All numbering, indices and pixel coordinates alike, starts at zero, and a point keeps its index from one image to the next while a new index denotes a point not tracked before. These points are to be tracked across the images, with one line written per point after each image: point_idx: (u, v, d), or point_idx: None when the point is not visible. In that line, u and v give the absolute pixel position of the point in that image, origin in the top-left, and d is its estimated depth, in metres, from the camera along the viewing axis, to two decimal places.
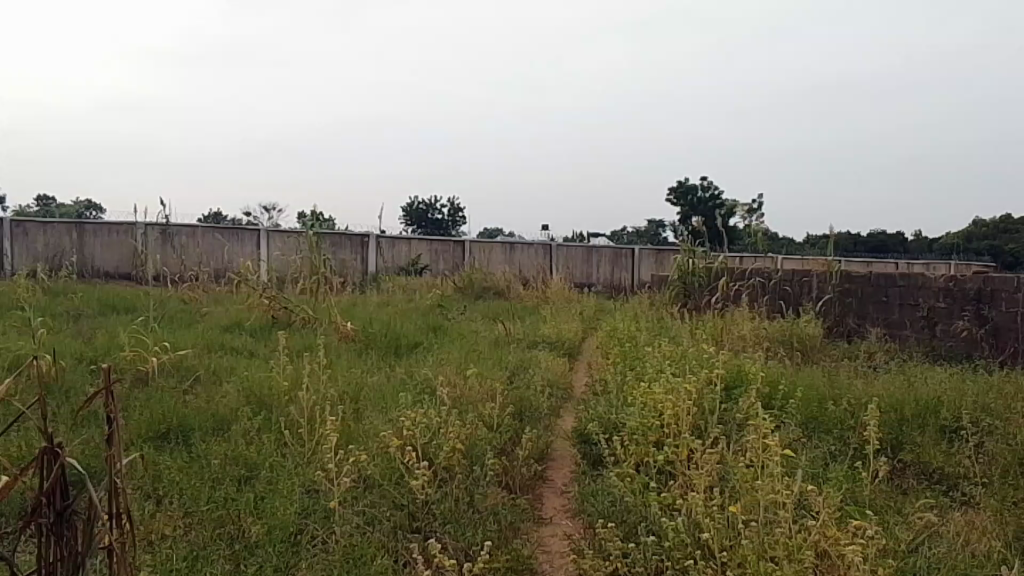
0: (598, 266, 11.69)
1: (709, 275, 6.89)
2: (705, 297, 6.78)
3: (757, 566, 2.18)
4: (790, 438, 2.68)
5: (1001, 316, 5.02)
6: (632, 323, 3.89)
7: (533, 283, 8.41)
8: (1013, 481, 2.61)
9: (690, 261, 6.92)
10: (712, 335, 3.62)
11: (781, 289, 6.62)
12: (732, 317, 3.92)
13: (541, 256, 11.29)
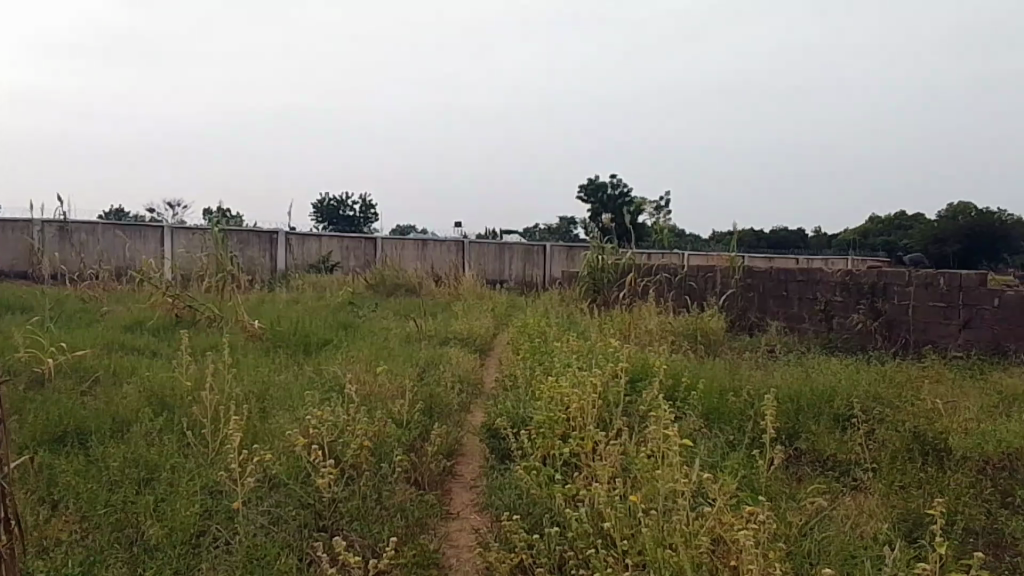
0: (510, 263, 11.67)
1: (617, 271, 7.03)
2: (613, 293, 6.93)
3: (656, 554, 2.24)
4: (689, 429, 2.76)
5: (894, 308, 5.27)
6: (541, 318, 3.94)
7: (444, 279, 8.36)
8: (899, 465, 2.75)
9: (600, 257, 7.04)
10: (619, 329, 3.71)
11: (687, 284, 6.84)
12: (639, 312, 4.02)
13: (453, 253, 11.23)
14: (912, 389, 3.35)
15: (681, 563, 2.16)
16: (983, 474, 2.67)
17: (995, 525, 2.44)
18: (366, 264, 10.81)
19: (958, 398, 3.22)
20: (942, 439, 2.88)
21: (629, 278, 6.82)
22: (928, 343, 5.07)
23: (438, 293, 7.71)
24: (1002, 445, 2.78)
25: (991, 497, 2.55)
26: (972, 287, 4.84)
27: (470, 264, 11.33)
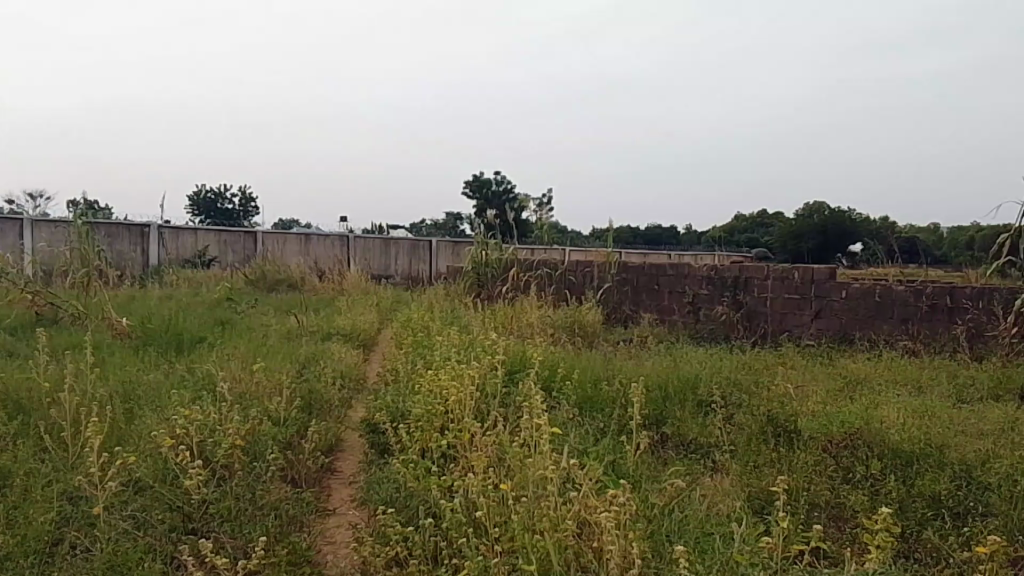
0: (396, 259, 11.80)
1: (500, 266, 7.10)
2: (497, 287, 7.02)
3: (526, 541, 2.33)
4: (561, 418, 2.88)
5: (754, 300, 5.64)
6: (426, 313, 3.97)
7: (329, 273, 8.32)
8: (755, 446, 2.96)
9: (484, 253, 7.13)
10: (501, 322, 3.81)
11: (567, 279, 6.95)
12: (521, 306, 4.10)
13: (337, 248, 11.24)
14: (771, 375, 3.60)
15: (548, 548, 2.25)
16: (828, 452, 2.91)
17: (837, 499, 2.66)
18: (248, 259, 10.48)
19: (810, 382, 3.49)
20: (794, 421, 3.12)
21: (511, 272, 6.84)
22: (784, 333, 5.49)
23: (322, 288, 7.62)
24: (844, 426, 3.04)
25: (834, 473, 2.79)
26: (822, 280, 5.34)
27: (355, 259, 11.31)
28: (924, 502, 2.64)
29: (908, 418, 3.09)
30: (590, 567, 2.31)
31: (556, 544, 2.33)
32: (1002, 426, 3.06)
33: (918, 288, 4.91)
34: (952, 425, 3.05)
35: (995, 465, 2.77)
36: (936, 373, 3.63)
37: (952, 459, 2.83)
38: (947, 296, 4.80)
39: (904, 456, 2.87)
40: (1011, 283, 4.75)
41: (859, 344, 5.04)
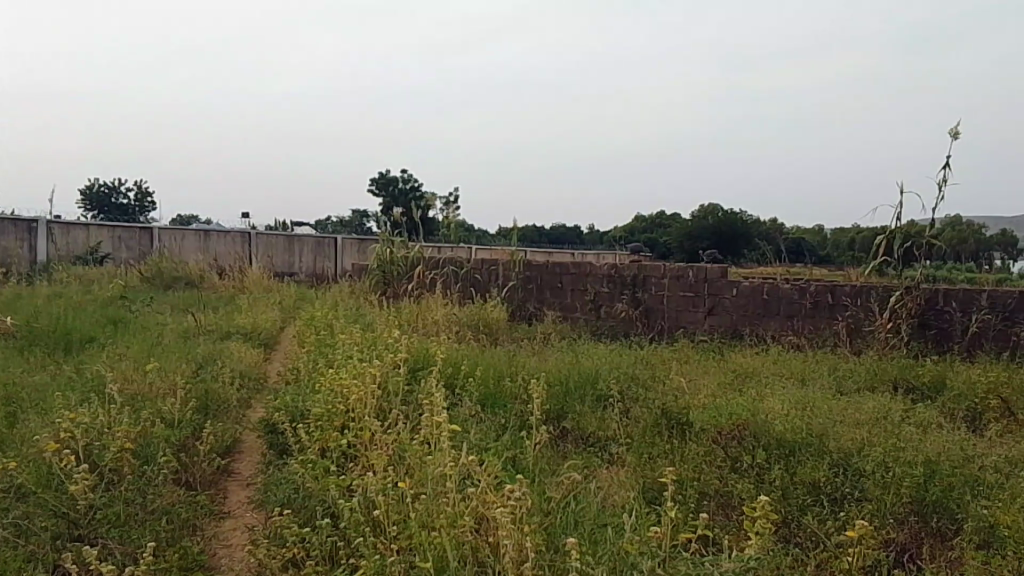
0: (301, 254, 11.67)
1: (406, 263, 7.05)
2: (403, 284, 6.98)
3: (424, 539, 2.37)
4: (462, 415, 2.93)
5: (651, 298, 5.85)
6: (330, 310, 3.95)
7: (230, 270, 8.09)
8: (649, 439, 3.09)
9: (389, 250, 7.08)
10: (407, 320, 3.83)
11: (473, 277, 6.97)
12: (428, 303, 4.12)
13: (239, 244, 10.93)
14: (666, 369, 3.75)
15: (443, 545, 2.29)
16: (718, 443, 3.05)
17: (725, 488, 2.80)
18: (143, 256, 10.02)
19: (702, 376, 3.66)
20: (686, 414, 3.26)
21: (416, 270, 6.83)
22: (679, 329, 5.72)
23: (221, 288, 7.40)
24: (732, 418, 3.19)
25: (723, 463, 2.93)
26: (715, 278, 5.57)
27: (256, 256, 11.02)
28: (805, 489, 2.81)
29: (791, 410, 3.27)
30: (486, 561, 2.36)
31: (453, 540, 2.37)
32: (876, 415, 3.28)
33: (802, 286, 5.17)
34: (832, 415, 3.25)
35: (869, 452, 2.97)
36: (818, 366, 3.86)
37: (830, 448, 3.01)
38: (828, 294, 5.08)
39: (787, 446, 3.05)
40: (887, 280, 5.01)
41: (748, 339, 5.33)
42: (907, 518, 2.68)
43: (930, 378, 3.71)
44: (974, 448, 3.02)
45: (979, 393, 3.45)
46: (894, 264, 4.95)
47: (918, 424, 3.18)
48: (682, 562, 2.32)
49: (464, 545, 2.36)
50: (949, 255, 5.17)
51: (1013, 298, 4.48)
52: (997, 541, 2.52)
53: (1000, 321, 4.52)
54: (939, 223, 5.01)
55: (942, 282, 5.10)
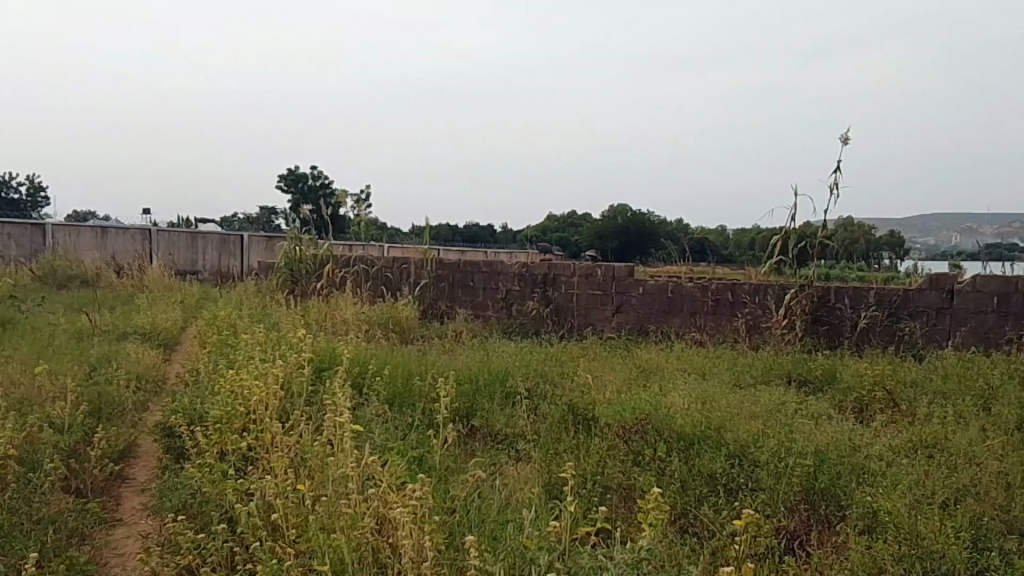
0: (205, 253, 11.02)
1: (315, 262, 6.96)
2: (311, 283, 6.85)
3: (323, 542, 2.35)
4: (368, 415, 2.93)
5: (561, 296, 5.95)
6: (233, 310, 3.86)
7: (126, 270, 7.78)
8: (556, 434, 3.14)
9: (297, 248, 6.95)
10: (315, 318, 3.79)
11: (383, 276, 6.85)
12: (337, 302, 4.09)
13: (139, 242, 10.38)
14: (573, 366, 3.83)
15: (342, 547, 2.28)
16: (621, 438, 3.13)
17: (628, 481, 2.88)
18: (34, 254, 9.63)
19: (608, 371, 3.74)
20: (592, 410, 3.33)
21: (325, 268, 6.76)
22: (588, 326, 5.83)
23: (118, 284, 7.17)
24: (636, 413, 3.27)
25: (625, 457, 3.01)
26: (622, 277, 5.70)
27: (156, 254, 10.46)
28: (703, 480, 2.91)
29: (691, 404, 3.37)
30: (387, 562, 2.36)
31: (353, 542, 2.36)
32: (772, 407, 3.41)
33: (704, 285, 5.37)
34: (730, 408, 3.37)
35: (763, 443, 3.09)
36: (718, 362, 3.99)
37: (727, 440, 3.12)
38: (728, 291, 5.27)
39: (688, 438, 3.14)
40: (784, 278, 5.28)
41: (653, 335, 5.47)
42: (797, 506, 2.81)
43: (822, 371, 3.90)
44: (861, 437, 3.19)
45: (866, 384, 3.64)
46: (790, 264, 5.25)
47: (811, 416, 3.33)
48: (580, 556, 2.38)
49: (365, 545, 2.35)
50: (842, 254, 5.45)
51: (898, 296, 4.78)
52: (879, 526, 2.66)
53: (886, 317, 4.80)
54: (832, 223, 5.29)
55: (835, 280, 5.23)
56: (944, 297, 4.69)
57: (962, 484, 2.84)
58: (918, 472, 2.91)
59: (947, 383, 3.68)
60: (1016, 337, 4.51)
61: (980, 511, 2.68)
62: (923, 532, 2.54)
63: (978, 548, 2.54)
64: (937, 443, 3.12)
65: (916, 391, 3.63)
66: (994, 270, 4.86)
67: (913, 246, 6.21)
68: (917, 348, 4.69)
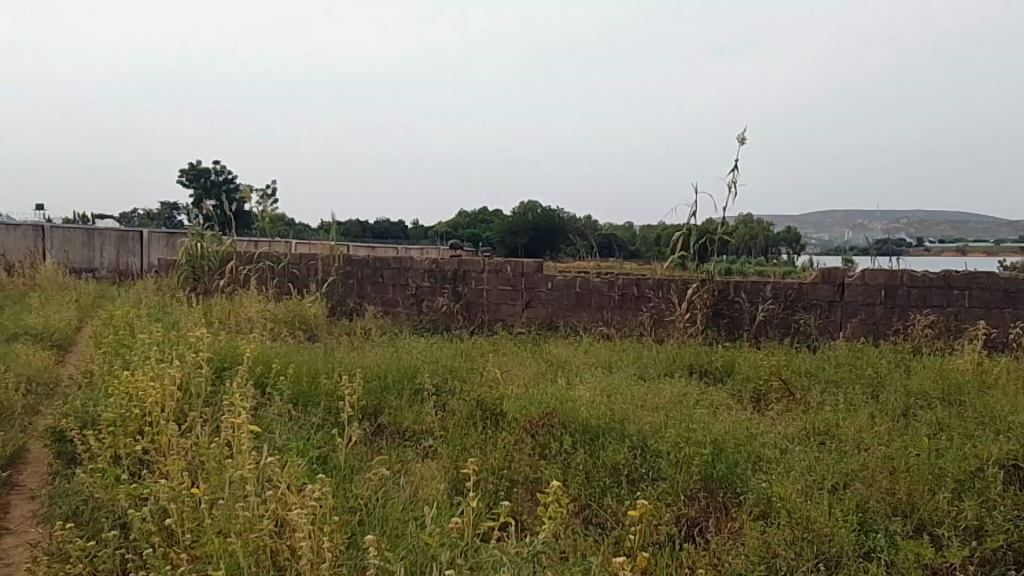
0: (101, 248, 10.48)
1: (217, 259, 6.78)
2: (215, 280, 6.70)
3: (218, 547, 2.31)
4: (269, 416, 2.94)
5: (471, 292, 5.99)
6: (130, 310, 3.78)
7: (19, 267, 7.42)
8: (464, 429, 3.17)
9: (199, 245, 6.75)
10: (217, 317, 3.75)
11: (289, 273, 6.81)
12: (241, 300, 4.07)
13: (29, 239, 9.74)
14: (482, 361, 3.87)
15: (237, 551, 2.24)
16: (528, 432, 3.17)
17: (535, 474, 2.94)
18: None
19: (517, 366, 3.79)
20: (500, 405, 3.36)
21: (228, 266, 6.60)
22: (498, 321, 5.89)
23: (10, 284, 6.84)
24: (542, 407, 3.32)
25: (532, 451, 3.06)
26: (530, 272, 5.75)
27: (48, 252, 9.88)
28: (606, 471, 2.98)
29: (596, 396, 3.45)
30: (286, 564, 2.34)
31: (249, 545, 2.32)
32: (674, 398, 3.51)
33: (611, 280, 5.49)
34: (634, 400, 3.45)
35: (665, 434, 3.18)
36: (624, 354, 4.09)
37: (631, 431, 3.21)
38: (633, 287, 5.40)
39: (592, 431, 3.21)
40: (687, 273, 5.38)
41: (563, 330, 5.59)
42: (697, 494, 2.90)
43: (721, 362, 4.05)
44: (758, 425, 3.31)
45: (762, 374, 3.79)
46: (691, 259, 5.38)
47: (710, 406, 3.44)
48: (482, 551, 2.40)
49: (261, 547, 2.32)
50: (741, 251, 5.64)
51: (793, 289, 5.02)
52: (773, 512, 2.77)
53: (782, 310, 5.03)
54: (732, 222, 5.49)
55: (734, 275, 5.56)
56: (836, 290, 4.95)
57: (850, 469, 2.97)
58: (810, 459, 3.03)
59: (839, 372, 3.88)
60: (901, 327, 4.80)
61: (867, 495, 2.80)
62: (813, 516, 2.65)
63: (865, 531, 2.67)
64: (828, 430, 3.26)
65: (810, 380, 3.81)
66: (881, 264, 5.12)
67: (808, 242, 6.54)
68: (811, 339, 4.95)
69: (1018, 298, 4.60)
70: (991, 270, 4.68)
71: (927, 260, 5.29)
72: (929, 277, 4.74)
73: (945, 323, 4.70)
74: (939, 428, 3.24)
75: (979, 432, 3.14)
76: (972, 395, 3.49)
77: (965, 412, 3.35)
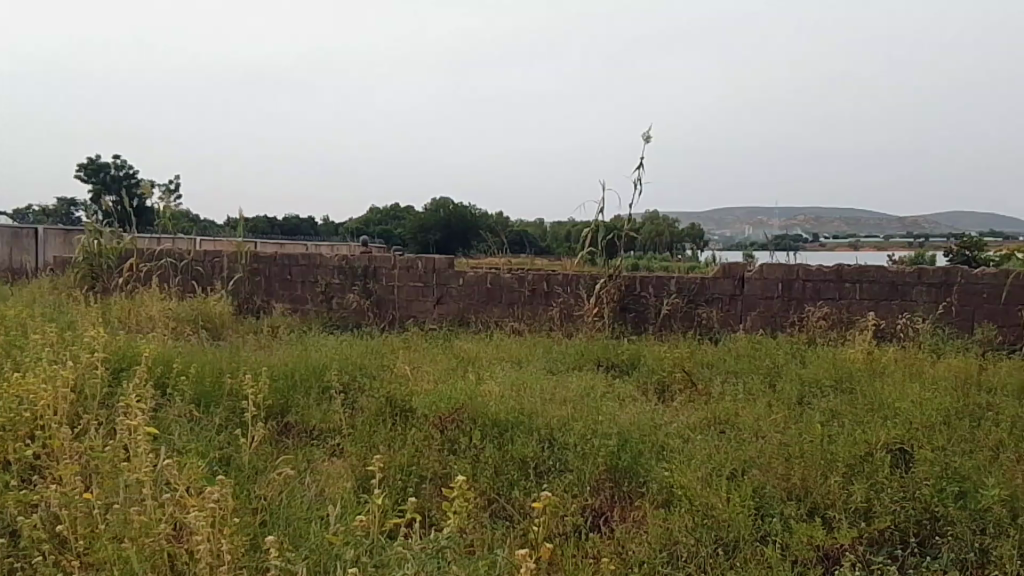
0: None
1: (117, 256, 6.57)
2: (114, 279, 6.49)
3: (112, 554, 2.24)
4: (170, 419, 2.91)
5: (382, 289, 6.00)
6: (21, 309, 3.66)
7: None
8: (372, 428, 3.18)
9: (97, 241, 6.47)
10: (117, 318, 3.69)
11: (194, 270, 6.60)
12: (143, 299, 4.03)
13: None
14: (393, 358, 3.90)
15: (130, 557, 2.18)
16: (438, 427, 3.19)
17: (444, 470, 2.95)
18: None
19: (427, 363, 3.82)
20: (409, 401, 3.38)
21: (128, 263, 6.44)
22: (409, 317, 5.94)
23: None
24: (451, 402, 3.34)
25: (441, 446, 3.08)
26: (442, 269, 5.81)
27: None
28: (515, 465, 3.02)
29: (505, 391, 3.50)
30: (184, 568, 2.30)
31: (144, 551, 2.26)
32: (581, 392, 3.59)
33: (521, 275, 5.60)
34: (543, 394, 3.53)
35: (572, 426, 3.24)
36: (534, 349, 4.18)
37: (539, 425, 3.27)
38: (544, 282, 5.53)
39: (502, 425, 3.25)
40: (595, 269, 5.50)
41: (473, 326, 5.67)
42: (602, 484, 2.97)
43: (628, 355, 4.18)
44: (662, 416, 3.42)
45: (666, 366, 3.92)
46: (599, 254, 5.53)
47: (616, 398, 3.54)
48: (389, 548, 2.39)
49: (157, 552, 2.26)
50: (647, 246, 5.84)
51: (695, 284, 5.25)
52: (675, 499, 2.85)
53: (685, 304, 5.26)
54: (639, 219, 5.69)
55: (641, 270, 5.74)
56: (736, 284, 5.19)
57: (748, 456, 3.08)
58: (711, 447, 3.14)
59: (739, 362, 4.05)
60: (797, 320, 5.07)
61: (764, 481, 2.92)
62: (712, 503, 2.74)
63: (762, 515, 2.77)
64: (728, 419, 3.39)
65: (712, 371, 3.96)
66: (778, 259, 5.37)
67: (712, 238, 6.76)
68: (713, 332, 5.19)
69: (905, 291, 4.89)
70: (880, 265, 4.97)
71: (823, 255, 5.55)
72: (823, 272, 5.00)
73: (838, 315, 5.00)
74: (832, 415, 3.41)
75: (869, 418, 3.31)
76: (861, 382, 3.69)
77: (855, 399, 3.54)
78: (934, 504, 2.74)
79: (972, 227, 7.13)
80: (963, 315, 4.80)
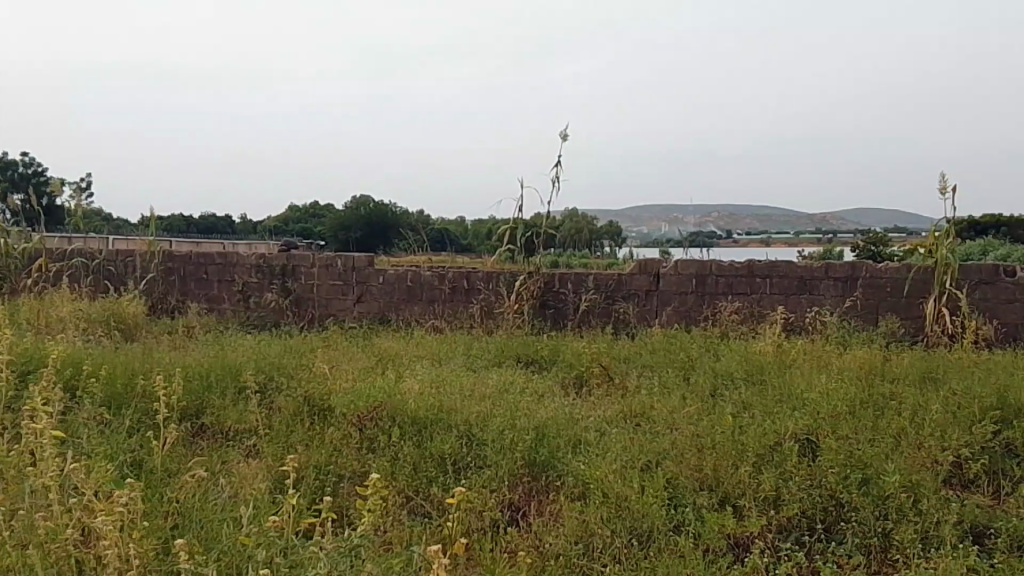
0: None
1: (24, 255, 6.41)
2: (22, 279, 6.34)
3: (15, 561, 2.19)
4: (79, 422, 2.86)
5: (301, 287, 5.98)
6: None
7: None
8: (288, 428, 3.17)
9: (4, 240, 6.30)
10: (24, 320, 3.60)
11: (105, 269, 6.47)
12: (52, 301, 3.95)
13: None
14: (312, 358, 3.89)
15: (35, 562, 2.13)
16: (355, 426, 3.21)
17: (361, 468, 2.96)
18: None
19: (347, 361, 3.83)
20: (327, 401, 3.38)
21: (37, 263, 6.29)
22: (328, 316, 5.92)
23: None
24: (370, 401, 3.35)
25: (359, 445, 3.10)
26: (362, 267, 5.80)
27: None
28: (432, 461, 3.04)
29: (425, 389, 3.54)
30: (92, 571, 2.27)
31: (50, 556, 2.21)
32: (499, 388, 3.65)
33: (441, 273, 5.62)
34: (462, 391, 3.57)
35: (490, 423, 3.29)
36: (453, 346, 4.23)
37: (457, 421, 3.30)
38: (464, 279, 5.57)
39: (420, 422, 3.28)
40: (514, 266, 5.58)
41: (394, 323, 5.68)
42: (519, 479, 3.02)
43: (547, 350, 4.25)
44: (579, 411, 3.50)
45: (584, 361, 3.99)
46: (517, 251, 5.62)
47: (534, 394, 3.60)
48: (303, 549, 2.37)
49: (64, 558, 2.21)
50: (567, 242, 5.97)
51: (613, 280, 5.35)
52: (590, 492, 2.91)
53: (604, 300, 5.37)
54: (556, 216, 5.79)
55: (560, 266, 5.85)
56: (652, 280, 5.32)
57: (661, 448, 3.16)
58: (626, 440, 3.22)
59: (653, 356, 4.17)
60: (710, 314, 5.21)
61: (677, 472, 3.00)
62: (626, 495, 2.81)
63: (675, 506, 2.85)
64: (643, 412, 3.48)
65: (628, 365, 4.06)
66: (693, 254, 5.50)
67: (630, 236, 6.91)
68: (630, 326, 5.32)
69: (813, 285, 5.07)
70: (789, 260, 5.14)
71: (737, 251, 5.72)
72: (734, 268, 5.14)
73: (749, 309, 5.15)
74: (743, 407, 3.52)
75: (778, 409, 3.43)
76: (771, 374, 3.82)
77: (765, 390, 3.67)
78: (839, 491, 2.84)
79: (881, 222, 7.46)
80: (870, 308, 4.98)
